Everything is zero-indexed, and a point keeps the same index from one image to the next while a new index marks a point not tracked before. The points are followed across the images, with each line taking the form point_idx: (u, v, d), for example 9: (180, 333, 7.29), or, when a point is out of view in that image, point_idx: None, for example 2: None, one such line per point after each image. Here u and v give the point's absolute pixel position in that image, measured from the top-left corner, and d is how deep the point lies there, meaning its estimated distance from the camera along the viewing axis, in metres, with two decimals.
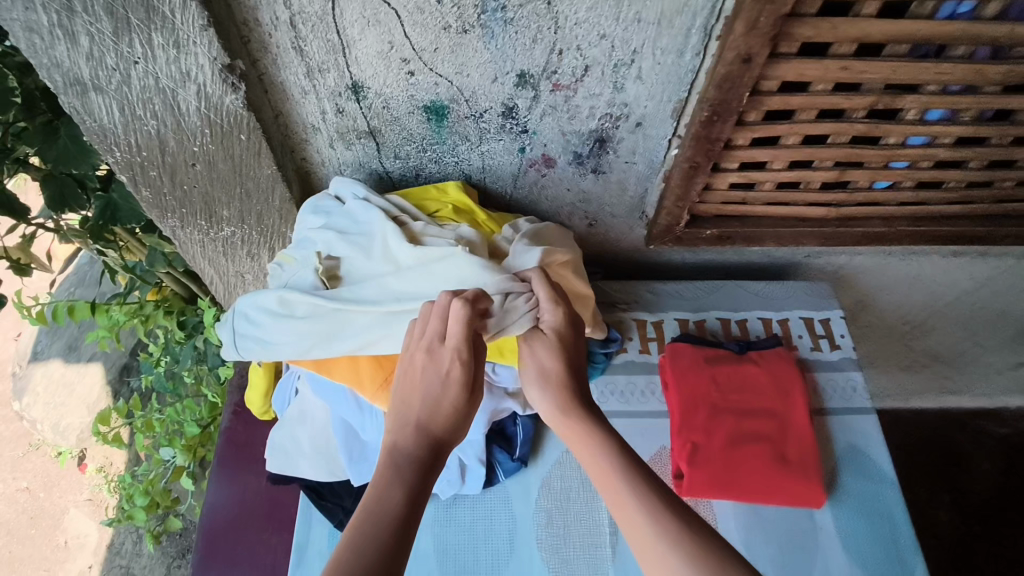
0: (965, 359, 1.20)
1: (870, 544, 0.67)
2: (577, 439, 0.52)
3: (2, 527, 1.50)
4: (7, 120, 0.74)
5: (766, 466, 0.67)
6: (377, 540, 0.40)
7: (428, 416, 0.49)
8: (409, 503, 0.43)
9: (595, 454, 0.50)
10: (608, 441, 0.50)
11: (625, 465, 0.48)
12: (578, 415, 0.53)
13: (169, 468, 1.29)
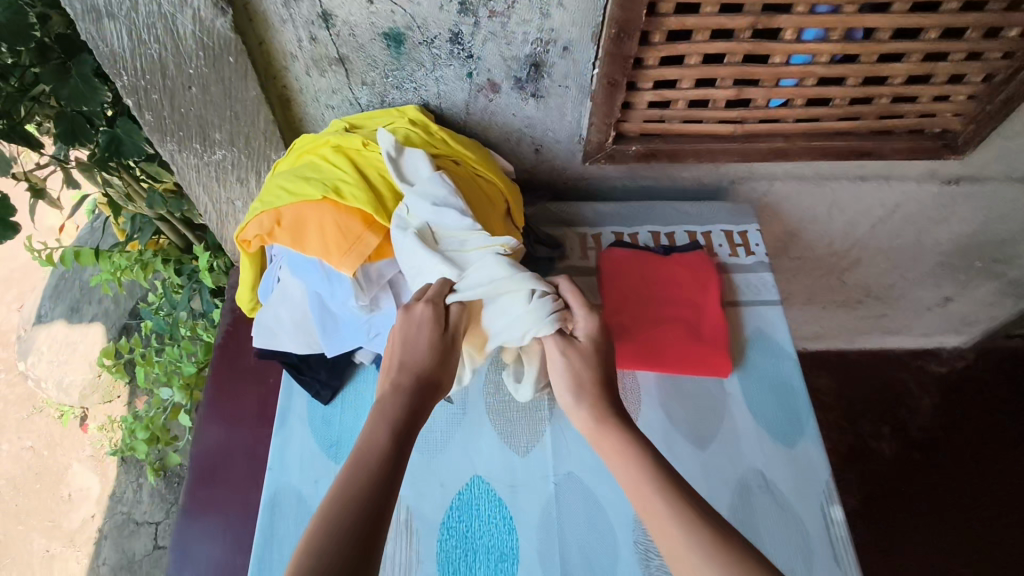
0: (896, 293, 1.27)
1: (771, 405, 0.79)
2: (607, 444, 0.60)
3: (8, 483, 1.56)
4: (26, 64, 0.85)
5: (681, 340, 0.80)
6: (367, 470, 0.52)
7: (413, 370, 0.61)
8: (394, 443, 0.55)
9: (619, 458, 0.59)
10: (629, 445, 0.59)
11: (643, 467, 0.56)
12: (611, 424, 0.61)
13: (167, 408, 1.39)
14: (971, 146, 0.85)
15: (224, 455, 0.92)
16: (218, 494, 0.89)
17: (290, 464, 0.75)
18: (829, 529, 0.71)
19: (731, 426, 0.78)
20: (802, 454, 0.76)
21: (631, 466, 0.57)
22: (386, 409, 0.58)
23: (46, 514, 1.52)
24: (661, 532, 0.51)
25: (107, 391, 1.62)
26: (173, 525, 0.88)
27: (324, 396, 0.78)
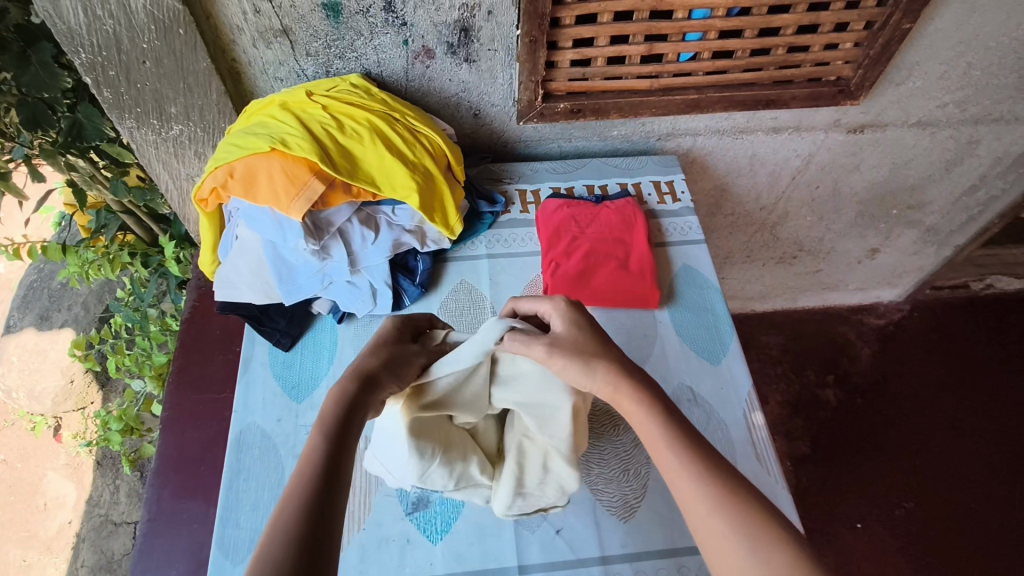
0: (825, 246, 1.40)
1: (698, 329, 0.85)
2: (624, 407, 0.57)
3: None
4: None
5: (612, 274, 0.87)
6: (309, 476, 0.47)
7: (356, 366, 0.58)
8: (337, 444, 0.50)
9: (641, 421, 0.55)
10: (650, 410, 0.55)
11: (667, 433, 0.53)
12: (628, 384, 0.57)
13: (140, 399, 1.40)
14: (863, 91, 0.96)
15: (195, 420, 0.96)
16: (190, 456, 0.93)
17: (252, 404, 0.79)
18: (752, 432, 0.76)
19: (661, 349, 0.83)
20: (725, 368, 0.82)
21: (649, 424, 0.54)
22: (325, 411, 0.53)
23: (21, 525, 1.45)
24: (692, 505, 0.49)
25: (80, 396, 1.55)
26: (147, 490, 0.91)
27: (285, 343, 0.84)
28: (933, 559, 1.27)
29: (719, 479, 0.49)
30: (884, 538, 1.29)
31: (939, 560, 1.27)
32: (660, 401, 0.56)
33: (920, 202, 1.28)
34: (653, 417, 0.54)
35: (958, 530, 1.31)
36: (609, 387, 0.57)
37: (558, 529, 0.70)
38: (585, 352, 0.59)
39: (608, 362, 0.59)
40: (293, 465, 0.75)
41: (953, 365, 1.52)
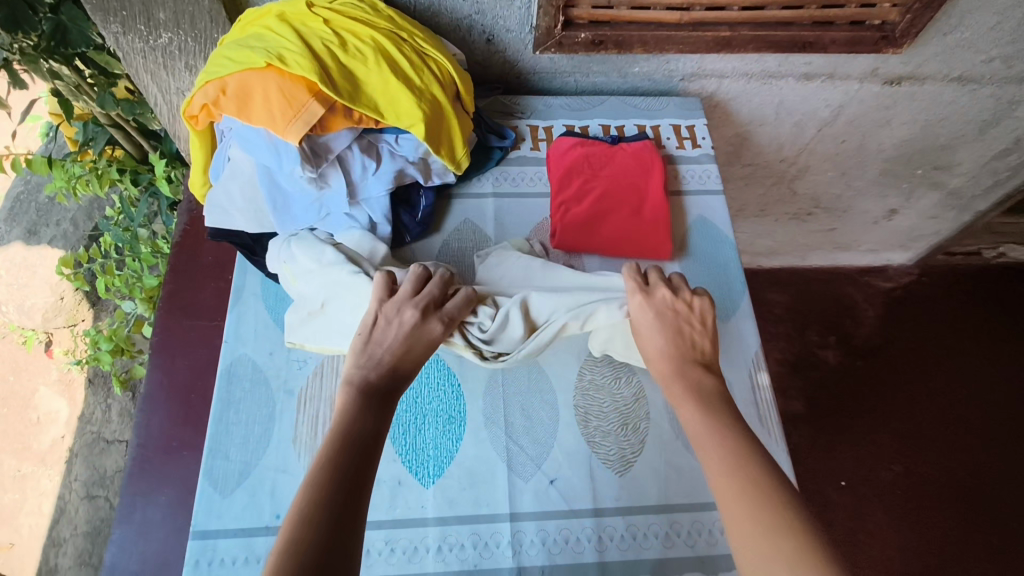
0: (842, 204, 1.34)
1: (710, 285, 0.82)
2: (673, 394, 0.62)
3: None
4: None
5: (624, 220, 0.82)
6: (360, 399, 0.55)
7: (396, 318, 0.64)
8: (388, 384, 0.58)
9: (692, 419, 0.59)
10: (705, 407, 0.59)
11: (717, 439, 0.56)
12: (681, 384, 0.61)
13: (131, 320, 1.36)
14: (908, 38, 0.89)
15: (186, 348, 0.94)
16: (181, 383, 0.91)
17: (244, 335, 0.77)
18: (756, 392, 0.76)
19: None
20: (733, 326, 0.79)
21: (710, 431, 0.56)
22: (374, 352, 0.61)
23: (14, 436, 1.45)
24: (735, 512, 0.51)
25: (70, 313, 1.51)
26: (137, 415, 0.89)
27: (278, 276, 0.81)
28: (914, 519, 1.29)
29: (749, 474, 0.52)
30: (868, 498, 1.31)
31: (921, 522, 1.29)
32: (712, 407, 0.59)
33: (948, 163, 1.23)
34: (706, 420, 0.57)
35: (942, 493, 1.32)
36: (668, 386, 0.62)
37: (552, 480, 0.69)
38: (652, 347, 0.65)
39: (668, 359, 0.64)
40: (285, 400, 0.73)
41: (956, 333, 1.50)
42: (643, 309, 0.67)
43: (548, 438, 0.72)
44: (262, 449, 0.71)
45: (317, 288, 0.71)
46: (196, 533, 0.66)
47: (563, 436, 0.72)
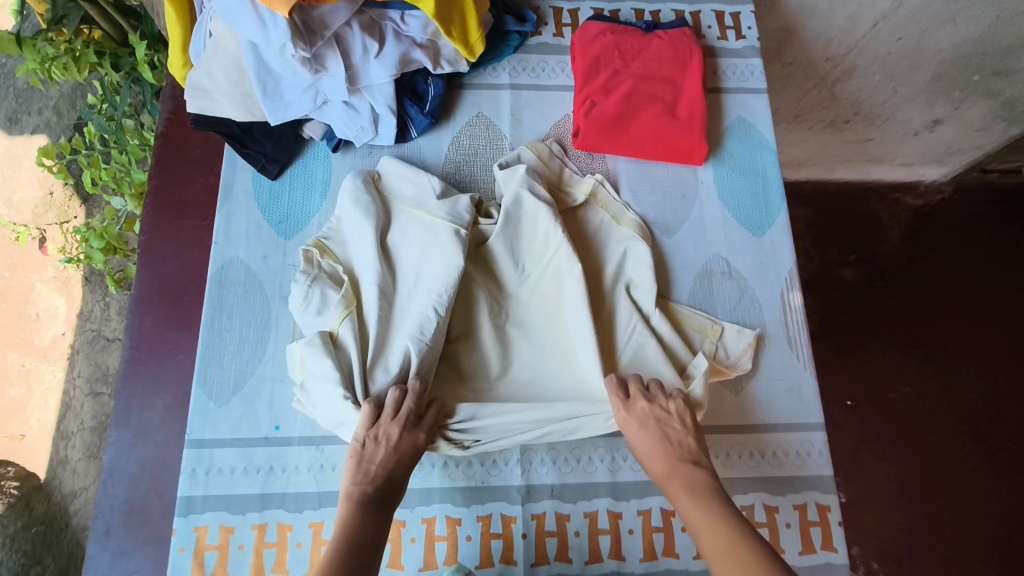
0: (884, 113, 1.23)
1: (746, 196, 0.75)
2: (673, 494, 0.53)
3: None
4: None
5: (656, 119, 0.73)
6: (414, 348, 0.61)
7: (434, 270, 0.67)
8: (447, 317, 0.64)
9: (693, 513, 0.51)
10: (704, 499, 0.51)
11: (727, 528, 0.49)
12: (677, 475, 0.54)
13: (123, 218, 1.29)
14: None
15: (176, 249, 0.88)
16: (173, 285, 0.86)
17: (235, 235, 0.71)
18: (786, 313, 0.71)
19: (698, 213, 0.74)
20: (768, 241, 0.73)
21: (713, 519, 0.50)
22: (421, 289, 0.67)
23: (16, 332, 1.40)
24: None
25: (61, 210, 1.42)
26: (128, 316, 0.85)
27: (271, 171, 0.73)
28: (923, 442, 1.27)
29: (751, 555, 0.46)
30: (876, 421, 1.29)
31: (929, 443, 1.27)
32: (712, 493, 0.52)
33: (1013, 67, 1.07)
34: (706, 511, 0.50)
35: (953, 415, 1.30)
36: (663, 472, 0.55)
37: None
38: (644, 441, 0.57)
39: (655, 444, 0.56)
40: (280, 306, 0.68)
41: (988, 253, 1.43)
42: (626, 418, 0.58)
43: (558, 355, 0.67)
44: (257, 358, 0.66)
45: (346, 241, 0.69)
46: (191, 442, 0.63)
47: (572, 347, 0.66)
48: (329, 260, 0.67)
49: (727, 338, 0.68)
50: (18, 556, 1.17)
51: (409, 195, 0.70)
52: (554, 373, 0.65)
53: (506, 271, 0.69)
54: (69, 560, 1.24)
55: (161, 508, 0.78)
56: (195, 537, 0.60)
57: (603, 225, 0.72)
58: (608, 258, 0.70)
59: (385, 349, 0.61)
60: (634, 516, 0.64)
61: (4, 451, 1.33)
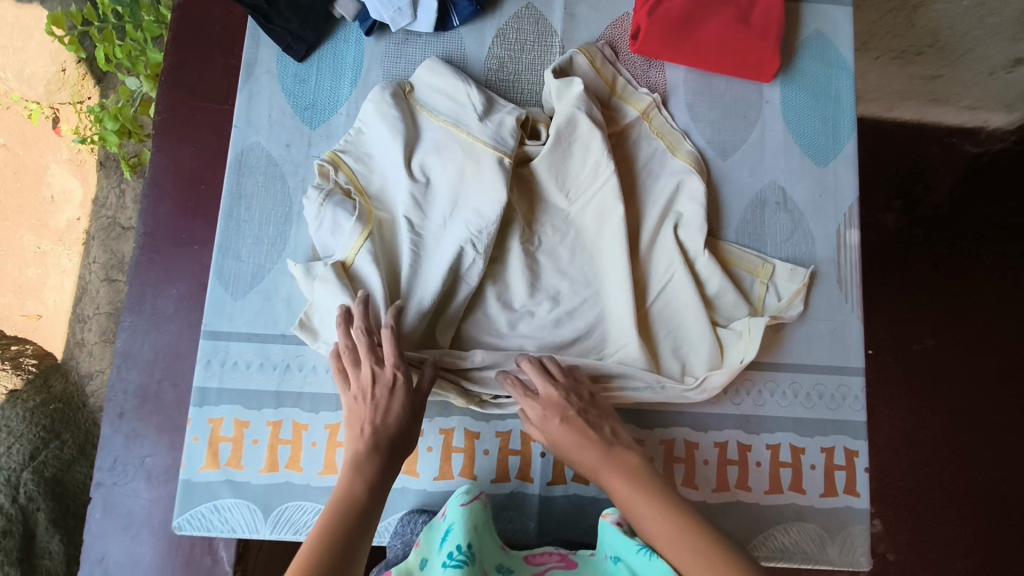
0: (962, 45, 1.07)
1: (814, 120, 0.68)
2: (614, 485, 0.51)
3: None
4: None
5: (727, 25, 0.65)
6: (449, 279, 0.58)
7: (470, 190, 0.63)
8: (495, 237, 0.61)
9: (639, 507, 0.49)
10: (645, 492, 0.49)
11: (675, 512, 0.47)
12: (611, 465, 0.52)
13: (138, 100, 1.21)
14: None
15: (192, 133, 0.83)
16: (189, 172, 0.82)
17: (257, 120, 0.66)
18: (840, 251, 0.66)
19: (759, 136, 0.68)
20: (830, 173, 0.67)
21: (658, 503, 0.48)
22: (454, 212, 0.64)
23: (30, 212, 1.36)
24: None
25: (75, 89, 1.34)
26: (142, 201, 0.82)
27: (298, 52, 0.67)
28: (940, 399, 1.18)
29: (704, 551, 0.44)
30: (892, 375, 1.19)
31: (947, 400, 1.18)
32: (650, 479, 0.50)
33: None
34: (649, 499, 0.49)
35: (980, 372, 1.19)
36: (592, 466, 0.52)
37: (587, 329, 0.63)
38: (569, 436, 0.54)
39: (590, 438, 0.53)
40: (302, 201, 0.64)
41: None
42: (542, 415, 0.55)
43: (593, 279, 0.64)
44: (277, 254, 0.63)
45: (373, 158, 0.64)
46: (206, 333, 0.61)
47: (609, 272, 0.63)
48: (343, 175, 0.62)
49: (778, 280, 0.64)
50: (36, 430, 1.09)
51: (444, 108, 0.64)
52: (586, 320, 0.63)
53: (548, 196, 0.64)
54: (89, 438, 1.17)
55: (175, 396, 0.77)
56: (209, 428, 0.59)
57: (656, 154, 0.66)
58: (659, 190, 0.65)
59: (417, 274, 0.59)
60: (656, 445, 0.63)
61: (23, 329, 1.34)
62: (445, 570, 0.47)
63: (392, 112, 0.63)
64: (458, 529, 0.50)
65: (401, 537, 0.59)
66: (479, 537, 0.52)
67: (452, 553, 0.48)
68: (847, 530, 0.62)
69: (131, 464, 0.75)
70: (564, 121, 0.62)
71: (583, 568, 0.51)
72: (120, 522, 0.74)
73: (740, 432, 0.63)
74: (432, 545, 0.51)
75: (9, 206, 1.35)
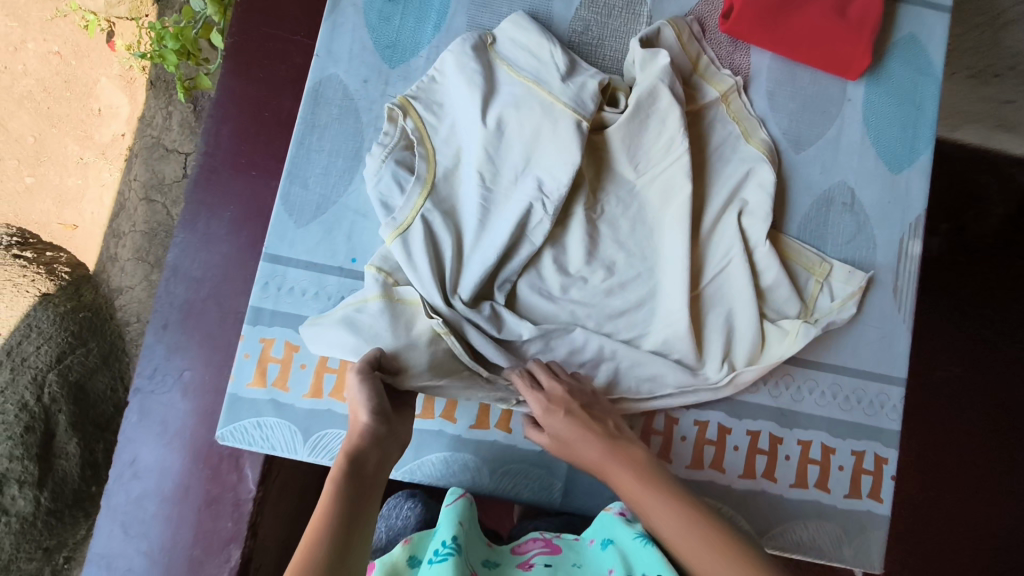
0: None
1: (893, 126, 0.67)
2: (617, 480, 0.51)
3: (36, 82, 1.29)
4: None
5: (823, 16, 0.64)
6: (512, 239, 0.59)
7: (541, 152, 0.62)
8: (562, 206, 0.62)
9: (643, 497, 0.50)
10: (648, 481, 0.50)
11: (677, 499, 0.49)
12: (617, 457, 0.52)
13: (201, 24, 1.15)
14: None
15: (262, 59, 0.83)
16: (254, 98, 0.83)
17: (339, 52, 0.66)
18: (901, 260, 0.66)
19: (837, 135, 0.67)
20: (903, 181, 0.67)
21: (659, 491, 0.49)
22: None
23: (77, 124, 1.28)
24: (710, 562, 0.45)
25: (134, 4, 1.24)
26: (206, 121, 0.82)
27: None
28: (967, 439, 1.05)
29: (699, 532, 0.46)
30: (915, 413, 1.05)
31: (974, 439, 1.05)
32: (651, 470, 0.51)
33: None
34: (653, 490, 0.49)
35: (1010, 411, 1.08)
36: (597, 459, 0.53)
37: (639, 304, 0.63)
38: (574, 429, 0.54)
39: (599, 431, 0.54)
40: (373, 137, 0.65)
41: None
42: (547, 408, 0.55)
43: (649, 254, 0.63)
44: (343, 186, 0.64)
45: (446, 111, 0.64)
46: (267, 255, 0.62)
47: (665, 249, 0.63)
48: (411, 122, 0.62)
49: (834, 281, 0.64)
50: (64, 333, 1.08)
51: (524, 65, 0.64)
52: (638, 294, 0.63)
53: (617, 166, 0.64)
54: (114, 350, 1.13)
55: (218, 317, 0.78)
56: (260, 347, 0.61)
57: (730, 138, 0.65)
58: (727, 175, 0.64)
59: (484, 232, 0.60)
60: (689, 424, 0.63)
61: (58, 236, 1.26)
62: (433, 564, 0.48)
63: (473, 66, 0.63)
64: (445, 525, 0.52)
65: (385, 520, 0.73)
66: (467, 532, 0.53)
67: (441, 544, 0.50)
68: (864, 533, 0.63)
69: (170, 374, 0.77)
70: (643, 93, 0.62)
71: (567, 552, 0.52)
72: (154, 427, 0.76)
73: (774, 424, 0.64)
74: (423, 545, 0.54)
75: (56, 113, 1.28)
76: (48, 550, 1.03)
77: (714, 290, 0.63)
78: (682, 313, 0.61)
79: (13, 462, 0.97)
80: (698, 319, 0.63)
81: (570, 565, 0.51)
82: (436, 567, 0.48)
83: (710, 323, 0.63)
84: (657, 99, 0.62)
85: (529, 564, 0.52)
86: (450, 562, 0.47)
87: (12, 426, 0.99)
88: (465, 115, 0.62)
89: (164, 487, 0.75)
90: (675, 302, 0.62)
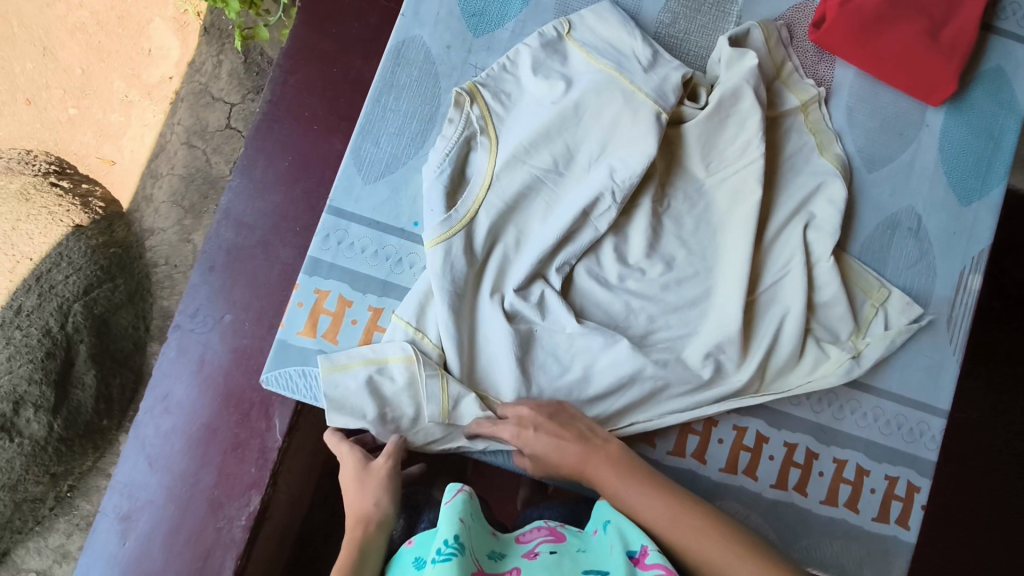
0: None
1: (968, 158, 0.67)
2: (600, 479, 0.53)
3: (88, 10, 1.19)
4: None
5: (916, 37, 0.64)
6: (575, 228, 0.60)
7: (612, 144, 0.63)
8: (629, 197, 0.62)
9: (623, 493, 0.52)
10: (626, 476, 0.52)
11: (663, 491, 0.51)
12: (597, 457, 0.54)
13: None
14: None
15: (335, 15, 0.83)
16: (323, 53, 0.83)
17: (424, 16, 0.66)
18: (959, 293, 0.65)
19: (911, 159, 0.66)
20: (970, 214, 0.66)
21: (643, 486, 0.52)
22: None
23: (125, 61, 1.18)
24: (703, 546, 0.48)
25: None
26: (273, 70, 0.83)
27: None
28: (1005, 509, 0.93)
29: (689, 522, 0.49)
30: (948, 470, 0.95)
31: (1015, 507, 0.94)
32: (630, 465, 0.53)
33: None
34: (636, 486, 0.52)
35: None
36: (578, 461, 0.55)
37: (693, 302, 0.62)
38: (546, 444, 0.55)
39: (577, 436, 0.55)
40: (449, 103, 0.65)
41: None
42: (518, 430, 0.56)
43: (709, 255, 0.63)
44: (413, 150, 0.64)
45: (516, 99, 0.63)
46: (330, 209, 0.63)
47: (726, 251, 0.63)
48: (477, 109, 0.62)
49: (891, 307, 0.64)
50: (93, 267, 1.05)
51: (604, 51, 0.63)
52: (693, 294, 0.62)
53: (688, 163, 0.64)
54: (140, 287, 1.08)
55: (263, 266, 0.78)
56: (314, 298, 0.61)
57: (804, 148, 0.65)
58: (798, 186, 0.64)
59: (550, 216, 0.61)
60: (728, 428, 0.63)
61: (95, 170, 1.17)
62: (434, 564, 0.45)
63: (550, 55, 0.64)
64: (444, 522, 0.48)
65: None
66: (469, 527, 0.50)
67: (441, 544, 0.47)
68: (887, 559, 0.63)
69: (211, 316, 0.78)
70: (727, 92, 0.62)
71: (571, 540, 0.50)
72: (190, 365, 0.77)
73: (812, 439, 0.64)
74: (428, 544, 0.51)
75: (107, 49, 1.18)
76: (55, 476, 1.03)
77: (769, 299, 0.63)
78: (731, 319, 0.61)
79: (31, 385, 0.99)
80: (749, 329, 0.62)
81: (575, 552, 0.49)
82: (438, 567, 0.45)
83: (760, 331, 0.62)
84: (737, 101, 0.62)
85: (534, 552, 0.49)
86: (453, 562, 0.44)
87: (36, 350, 1.00)
88: (537, 103, 0.63)
89: (192, 425, 0.76)
90: (729, 309, 0.61)
